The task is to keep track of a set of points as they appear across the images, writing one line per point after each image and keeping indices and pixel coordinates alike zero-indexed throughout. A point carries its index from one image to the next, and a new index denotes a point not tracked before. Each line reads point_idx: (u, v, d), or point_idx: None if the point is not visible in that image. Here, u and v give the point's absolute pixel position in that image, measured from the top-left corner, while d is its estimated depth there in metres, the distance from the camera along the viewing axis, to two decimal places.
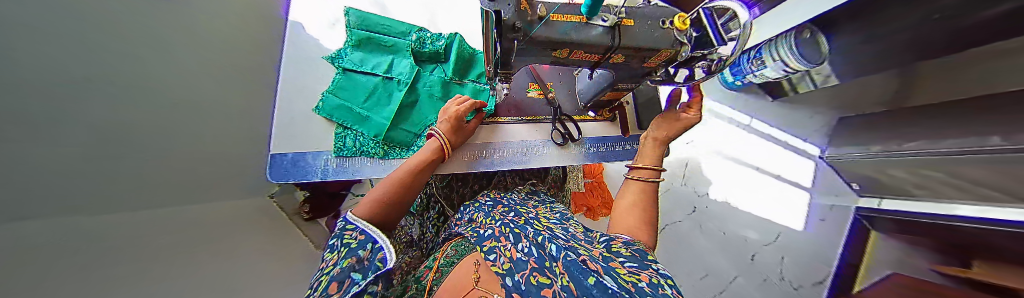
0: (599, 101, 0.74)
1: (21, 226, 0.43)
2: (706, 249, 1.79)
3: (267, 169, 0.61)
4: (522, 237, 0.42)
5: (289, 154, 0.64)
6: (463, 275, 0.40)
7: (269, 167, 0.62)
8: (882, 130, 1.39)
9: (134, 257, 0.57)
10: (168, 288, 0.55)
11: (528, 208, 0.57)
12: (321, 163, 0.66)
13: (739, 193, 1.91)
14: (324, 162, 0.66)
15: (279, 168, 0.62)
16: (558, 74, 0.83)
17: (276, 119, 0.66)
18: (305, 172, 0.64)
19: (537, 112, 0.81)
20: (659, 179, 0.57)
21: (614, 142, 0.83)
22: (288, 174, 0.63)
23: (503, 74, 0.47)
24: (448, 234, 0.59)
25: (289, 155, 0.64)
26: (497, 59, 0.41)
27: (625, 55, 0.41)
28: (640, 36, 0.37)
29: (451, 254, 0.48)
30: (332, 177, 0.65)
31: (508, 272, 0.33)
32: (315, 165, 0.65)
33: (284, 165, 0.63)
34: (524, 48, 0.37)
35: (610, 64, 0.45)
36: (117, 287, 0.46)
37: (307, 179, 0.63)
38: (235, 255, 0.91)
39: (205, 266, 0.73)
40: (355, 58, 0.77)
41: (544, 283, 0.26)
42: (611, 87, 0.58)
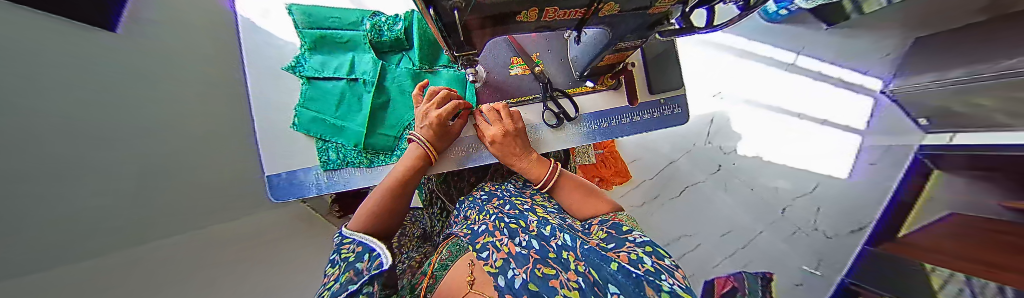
0: (597, 68, 0.63)
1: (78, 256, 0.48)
2: (730, 207, 1.66)
3: (268, 190, 0.64)
4: (520, 231, 0.37)
5: (282, 173, 0.66)
6: (458, 278, 0.36)
7: (270, 188, 0.65)
8: (968, 50, 1.10)
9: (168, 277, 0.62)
10: None
11: (523, 198, 0.54)
12: (313, 178, 0.67)
13: (774, 146, 1.70)
14: (316, 177, 0.67)
15: (279, 188, 0.65)
16: (544, 42, 0.71)
17: (260, 139, 0.66)
18: (301, 189, 0.66)
19: (524, 91, 0.70)
20: (549, 174, 0.51)
21: (620, 115, 0.72)
22: (287, 192, 0.66)
23: (464, 56, 0.38)
24: (447, 232, 0.58)
25: (283, 175, 0.66)
26: (450, 41, 0.32)
27: (618, 4, 0.29)
28: None
29: (446, 257, 0.46)
30: (327, 190, 0.67)
31: (502, 269, 0.28)
32: (308, 181, 0.67)
33: (282, 185, 0.65)
34: (473, 19, 0.26)
35: (602, 18, 0.34)
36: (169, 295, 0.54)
37: (307, 195, 0.66)
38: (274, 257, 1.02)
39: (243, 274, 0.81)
40: (315, 63, 0.71)
41: (550, 275, 0.25)
42: (610, 48, 0.47)
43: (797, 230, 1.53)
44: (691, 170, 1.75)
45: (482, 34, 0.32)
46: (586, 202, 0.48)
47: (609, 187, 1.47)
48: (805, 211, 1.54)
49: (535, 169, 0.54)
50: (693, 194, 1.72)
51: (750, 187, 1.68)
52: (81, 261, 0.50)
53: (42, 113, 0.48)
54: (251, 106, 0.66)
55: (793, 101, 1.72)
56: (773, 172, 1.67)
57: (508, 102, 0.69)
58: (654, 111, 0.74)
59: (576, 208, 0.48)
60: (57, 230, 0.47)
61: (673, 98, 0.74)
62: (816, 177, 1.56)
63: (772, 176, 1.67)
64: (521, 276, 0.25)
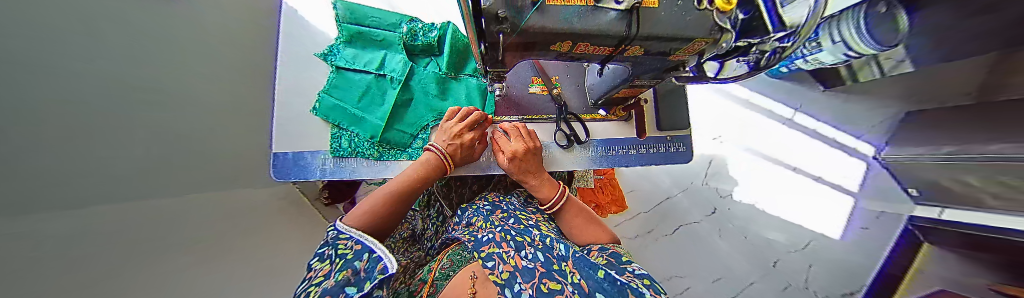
0: (612, 98, 0.66)
1: (99, 199, 0.48)
2: (725, 252, 1.64)
3: (272, 168, 0.64)
4: (526, 244, 0.38)
5: (289, 153, 0.66)
6: (458, 289, 0.37)
7: (274, 166, 0.65)
8: (957, 130, 1.16)
9: (173, 236, 0.61)
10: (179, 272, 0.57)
11: (527, 214, 0.54)
12: (320, 162, 0.67)
13: (771, 196, 1.72)
14: (322, 161, 0.68)
15: (282, 168, 0.65)
16: (565, 67, 0.75)
17: (276, 117, 0.67)
18: (305, 172, 0.66)
19: (540, 110, 0.72)
20: (557, 197, 0.52)
21: (627, 146, 0.74)
22: (290, 172, 0.66)
23: (494, 72, 0.42)
24: (445, 238, 0.57)
25: (290, 154, 0.66)
26: (484, 56, 0.35)
27: (643, 47, 0.33)
28: (662, 23, 0.30)
29: (447, 265, 0.46)
30: (331, 177, 0.67)
31: (507, 283, 0.29)
32: (313, 164, 0.67)
33: (286, 164, 0.66)
34: (515, 43, 0.31)
35: (625, 58, 0.37)
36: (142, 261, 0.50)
37: (308, 179, 0.66)
38: (263, 233, 0.96)
39: (233, 247, 0.78)
40: (348, 55, 0.74)
41: (555, 290, 0.26)
42: (628, 83, 0.50)
43: (789, 285, 1.54)
44: (687, 207, 1.76)
45: (515, 55, 0.35)
46: (591, 228, 0.48)
47: (603, 214, 1.46)
48: (798, 267, 1.56)
49: (545, 190, 0.55)
50: (687, 234, 1.70)
51: (744, 234, 1.67)
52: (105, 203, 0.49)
53: (86, 53, 0.50)
54: (275, 85, 0.69)
55: (791, 155, 1.77)
56: (765, 223, 1.68)
57: (523, 117, 0.71)
58: (661, 146, 0.76)
59: (577, 233, 0.47)
60: (85, 169, 0.46)
61: (680, 137, 0.77)
62: (808, 232, 1.62)
63: (763, 227, 1.67)
64: (529, 290, 0.26)
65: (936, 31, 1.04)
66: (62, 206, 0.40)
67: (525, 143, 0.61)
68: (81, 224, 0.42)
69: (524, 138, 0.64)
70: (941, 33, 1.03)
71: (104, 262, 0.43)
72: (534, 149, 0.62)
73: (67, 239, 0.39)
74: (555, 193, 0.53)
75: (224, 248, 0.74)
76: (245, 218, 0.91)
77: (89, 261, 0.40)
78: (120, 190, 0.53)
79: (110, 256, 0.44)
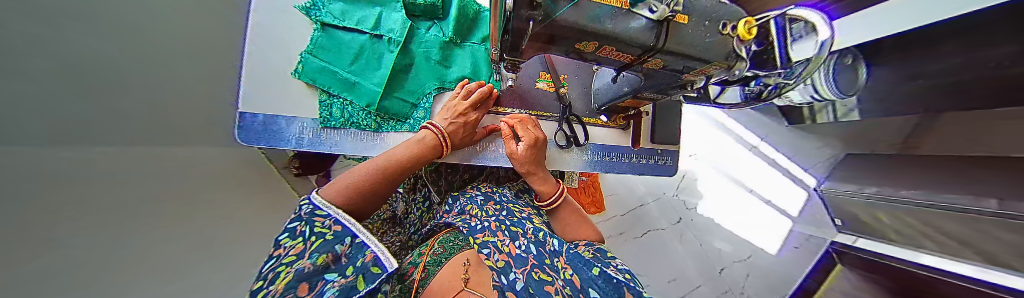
0: (615, 106, 0.68)
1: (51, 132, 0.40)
2: (682, 258, 1.81)
3: (238, 130, 0.57)
4: (519, 235, 0.41)
5: (261, 115, 0.59)
6: (450, 276, 0.38)
7: (238, 128, 0.57)
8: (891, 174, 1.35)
9: (132, 186, 0.52)
10: (136, 229, 0.49)
11: (519, 206, 0.55)
12: (296, 131, 0.61)
13: (730, 214, 1.91)
14: (300, 130, 0.62)
15: (251, 132, 0.58)
16: (574, 67, 0.75)
17: (244, 76, 0.58)
18: (279, 138, 0.60)
19: (544, 106, 0.71)
20: (557, 197, 0.52)
21: (620, 153, 0.77)
22: (261, 137, 0.59)
23: (510, 60, 0.41)
24: (434, 224, 0.57)
25: (261, 117, 0.59)
26: (505, 43, 0.34)
27: (664, 61, 0.35)
28: (686, 41, 0.31)
29: (440, 252, 0.45)
30: (309, 149, 0.62)
31: (502, 270, 0.34)
32: (290, 131, 0.61)
33: (256, 128, 0.58)
34: (542, 33, 0.30)
35: (643, 68, 0.39)
36: (87, 212, 0.41)
37: (281, 147, 0.60)
38: (226, 196, 0.85)
39: (199, 205, 0.70)
40: (335, 10, 0.66)
41: (545, 280, 0.29)
42: (635, 94, 0.52)
43: (729, 290, 1.75)
44: (656, 216, 1.89)
45: (534, 46, 0.35)
46: (584, 226, 0.49)
47: None
48: (739, 276, 1.77)
49: (545, 186, 0.55)
50: (653, 239, 1.84)
51: (700, 243, 1.85)
52: (55, 137, 0.40)
53: None
54: (246, 37, 0.59)
55: (752, 179, 1.95)
56: (719, 236, 1.86)
57: (527, 112, 0.70)
58: (650, 158, 0.80)
59: (569, 231, 0.49)
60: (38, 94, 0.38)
61: (667, 151, 0.81)
62: (754, 248, 1.83)
63: (717, 239, 1.85)
64: (521, 278, 0.31)
65: (894, 87, 1.19)
66: (20, 140, 0.35)
67: (533, 135, 0.61)
68: (25, 156, 0.34)
69: (535, 131, 0.63)
70: (901, 88, 1.17)
71: (67, 207, 0.38)
72: (538, 141, 0.61)
73: (16, 169, 0.32)
74: (557, 192, 0.53)
75: (195, 205, 0.68)
76: (211, 177, 0.81)
77: (47, 205, 0.35)
78: (75, 128, 0.45)
79: (69, 202, 0.39)
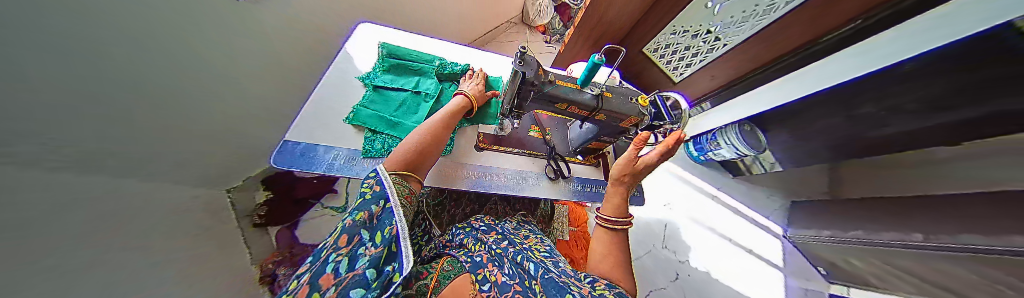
0: (586, 148, 0.89)
1: None
2: None
3: (275, 154, 0.63)
4: (506, 264, 0.48)
5: (303, 143, 0.68)
6: (460, 287, 0.44)
7: (276, 151, 0.64)
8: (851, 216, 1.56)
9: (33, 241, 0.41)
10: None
11: (519, 238, 0.61)
12: (330, 158, 0.69)
13: (721, 264, 1.88)
14: (334, 156, 0.70)
15: (286, 155, 0.64)
16: (555, 122, 0.99)
17: (299, 117, 0.73)
18: (311, 163, 0.66)
19: (536, 148, 0.89)
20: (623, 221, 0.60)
21: (599, 186, 0.90)
22: (294, 161, 0.65)
23: (517, 112, 0.60)
24: (436, 253, 0.62)
25: (302, 144, 0.68)
26: (514, 103, 0.56)
27: (605, 116, 0.57)
28: (616, 104, 0.55)
29: (450, 268, 0.51)
30: (337, 173, 0.67)
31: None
32: (325, 157, 0.68)
33: (294, 153, 0.66)
34: (537, 98, 0.52)
35: (595, 120, 0.60)
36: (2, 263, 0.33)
37: (312, 171, 0.65)
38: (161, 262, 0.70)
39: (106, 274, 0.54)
40: (386, 78, 0.90)
41: None
42: (596, 138, 0.72)
43: None
44: (652, 271, 1.81)
45: (536, 107, 0.57)
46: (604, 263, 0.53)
47: None
48: None
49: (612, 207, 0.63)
50: None
51: None
52: None
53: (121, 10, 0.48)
54: (313, 95, 0.79)
55: (725, 226, 2.09)
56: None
57: (525, 152, 0.87)
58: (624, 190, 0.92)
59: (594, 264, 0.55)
60: None
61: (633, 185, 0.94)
62: None
63: None
64: None
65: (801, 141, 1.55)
66: None
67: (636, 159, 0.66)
68: None
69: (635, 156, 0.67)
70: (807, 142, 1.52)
71: None
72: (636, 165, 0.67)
73: None
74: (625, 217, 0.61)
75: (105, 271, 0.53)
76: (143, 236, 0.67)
77: None
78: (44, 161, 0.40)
79: None
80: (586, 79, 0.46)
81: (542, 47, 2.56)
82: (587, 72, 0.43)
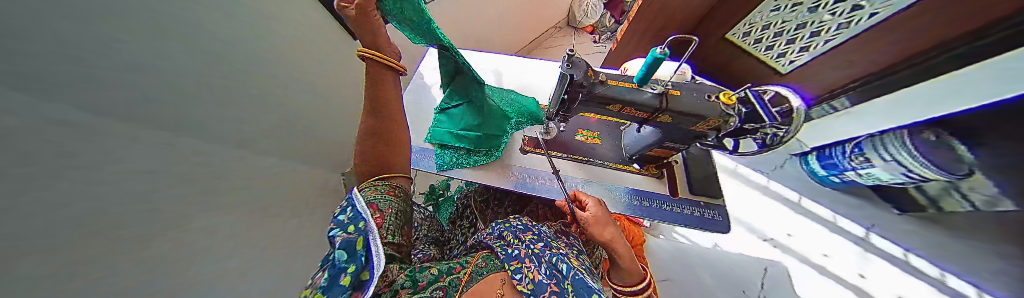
0: (646, 155, 0.76)
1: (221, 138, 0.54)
2: None
3: None
4: (545, 261, 0.47)
5: None
6: (491, 286, 0.46)
7: None
8: None
9: None
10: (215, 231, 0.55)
11: (555, 243, 0.57)
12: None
13: None
14: None
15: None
16: (606, 126, 0.91)
17: (390, 122, 0.92)
18: None
19: (582, 152, 0.83)
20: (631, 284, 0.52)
21: (662, 200, 0.75)
22: None
23: (562, 115, 0.58)
24: (475, 244, 0.66)
25: None
26: (562, 106, 0.54)
27: (672, 116, 0.48)
28: (686, 103, 0.46)
29: (481, 262, 0.52)
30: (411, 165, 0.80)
31: (532, 292, 0.42)
32: None
33: None
34: (586, 99, 0.49)
35: (658, 122, 0.51)
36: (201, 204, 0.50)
37: None
38: None
39: None
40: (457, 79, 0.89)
41: None
42: (660, 144, 0.60)
43: None
44: None
45: (580, 109, 0.53)
46: None
47: None
48: None
49: (628, 271, 0.53)
50: None
51: None
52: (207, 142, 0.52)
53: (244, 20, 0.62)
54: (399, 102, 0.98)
55: (884, 284, 1.36)
56: None
57: (569, 156, 0.82)
58: (694, 208, 0.75)
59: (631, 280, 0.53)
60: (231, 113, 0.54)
61: (713, 205, 0.75)
62: None
63: None
64: None
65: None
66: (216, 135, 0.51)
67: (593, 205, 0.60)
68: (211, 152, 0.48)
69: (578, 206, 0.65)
70: None
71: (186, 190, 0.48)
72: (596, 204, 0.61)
73: None
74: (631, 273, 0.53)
75: None
76: None
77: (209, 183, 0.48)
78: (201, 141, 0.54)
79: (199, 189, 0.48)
80: (645, 76, 0.41)
81: (590, 48, 2.42)
82: (646, 68, 0.38)
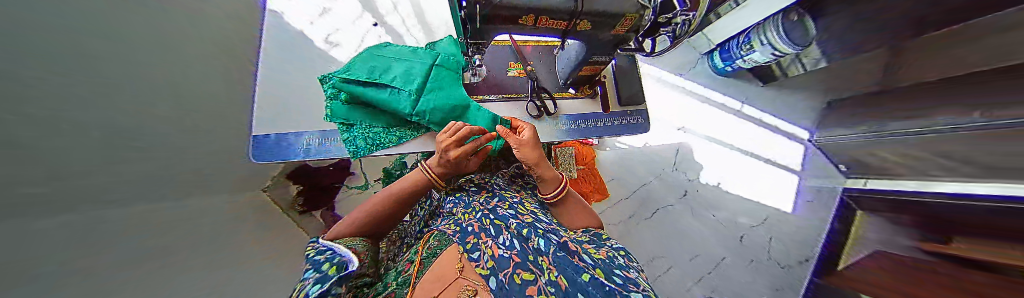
0: (578, 77, 0.75)
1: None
2: (699, 233, 1.74)
3: (252, 150, 0.65)
4: (504, 229, 0.40)
5: (271, 135, 0.68)
6: (441, 267, 0.36)
7: (252, 147, 0.66)
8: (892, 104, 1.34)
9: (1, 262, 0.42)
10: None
11: (510, 193, 0.59)
12: (304, 142, 0.69)
13: (732, 175, 1.89)
14: (306, 142, 0.70)
15: (260, 148, 0.65)
16: (540, 53, 0.84)
17: (257, 110, 0.70)
18: (287, 152, 0.67)
19: (517, 89, 0.79)
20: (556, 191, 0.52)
21: (596, 119, 0.80)
22: (271, 153, 0.66)
23: (474, 44, 0.50)
24: (425, 228, 0.58)
25: (272, 136, 0.68)
26: (468, 29, 0.44)
27: (590, 21, 0.44)
28: (600, 1, 0.40)
29: (431, 244, 0.45)
30: (313, 156, 0.68)
31: (491, 272, 0.30)
32: (298, 144, 0.69)
33: (268, 146, 0.67)
34: (488, 15, 0.40)
35: (577, 32, 0.48)
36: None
37: (290, 159, 0.67)
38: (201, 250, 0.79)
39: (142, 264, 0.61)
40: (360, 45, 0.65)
41: (528, 280, 0.25)
42: (587, 60, 0.60)
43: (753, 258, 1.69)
44: (663, 194, 1.83)
45: (490, 30, 0.44)
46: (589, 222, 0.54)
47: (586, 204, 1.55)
48: (761, 240, 1.74)
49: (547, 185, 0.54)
50: (664, 219, 1.77)
51: (715, 215, 1.80)
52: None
53: None
54: (259, 77, 0.74)
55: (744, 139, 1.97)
56: (732, 208, 1.81)
57: (502, 96, 0.76)
58: (623, 119, 0.83)
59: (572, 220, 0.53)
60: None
61: (639, 111, 0.84)
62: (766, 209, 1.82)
63: (733, 212, 1.81)
64: (504, 280, 0.27)
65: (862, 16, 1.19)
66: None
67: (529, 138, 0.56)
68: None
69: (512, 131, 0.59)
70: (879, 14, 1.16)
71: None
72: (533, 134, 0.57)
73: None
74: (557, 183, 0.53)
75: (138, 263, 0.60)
76: None
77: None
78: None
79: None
80: None
81: None
82: None
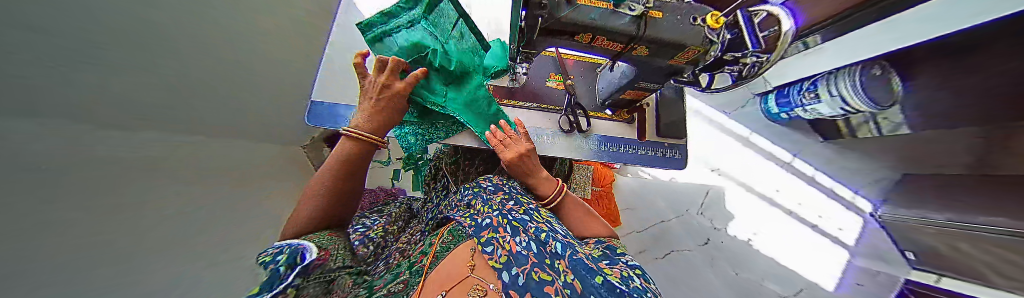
0: (619, 100, 0.73)
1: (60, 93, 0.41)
2: (713, 287, 1.55)
3: (308, 114, 0.71)
4: (521, 231, 0.41)
5: (326, 103, 0.73)
6: (458, 263, 0.43)
7: (309, 112, 0.71)
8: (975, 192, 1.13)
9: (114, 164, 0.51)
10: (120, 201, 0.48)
11: (528, 199, 0.56)
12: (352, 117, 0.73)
13: (766, 233, 1.69)
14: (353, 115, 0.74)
15: (315, 113, 0.71)
16: (582, 69, 0.83)
17: (319, 78, 0.76)
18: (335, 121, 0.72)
19: (554, 101, 0.79)
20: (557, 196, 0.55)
21: (627, 145, 0.77)
22: (322, 120, 0.72)
23: (525, 52, 0.51)
24: (441, 216, 0.65)
25: (326, 104, 0.73)
26: (522, 38, 0.45)
27: (649, 48, 0.43)
28: (665, 29, 0.39)
29: (448, 240, 0.53)
30: None
31: (507, 266, 0.36)
32: (345, 115, 0.73)
33: (321, 112, 0.72)
34: (548, 27, 0.39)
35: (632, 56, 0.46)
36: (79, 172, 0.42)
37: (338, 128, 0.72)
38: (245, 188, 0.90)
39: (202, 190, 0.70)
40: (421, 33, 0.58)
41: (545, 281, 0.30)
42: (633, 85, 0.58)
43: None
44: (680, 235, 1.69)
45: (544, 40, 0.44)
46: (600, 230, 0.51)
47: None
48: None
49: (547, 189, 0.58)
50: (675, 262, 1.62)
51: (736, 271, 1.61)
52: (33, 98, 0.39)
53: None
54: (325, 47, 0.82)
55: (788, 196, 1.75)
56: (759, 267, 1.61)
57: (539, 105, 0.77)
58: (656, 150, 0.78)
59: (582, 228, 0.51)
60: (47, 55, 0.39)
61: (676, 146, 0.79)
62: (801, 281, 1.57)
63: (758, 272, 1.60)
64: (521, 275, 0.33)
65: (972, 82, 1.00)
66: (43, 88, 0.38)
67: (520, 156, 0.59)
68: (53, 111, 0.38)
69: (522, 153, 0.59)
70: None
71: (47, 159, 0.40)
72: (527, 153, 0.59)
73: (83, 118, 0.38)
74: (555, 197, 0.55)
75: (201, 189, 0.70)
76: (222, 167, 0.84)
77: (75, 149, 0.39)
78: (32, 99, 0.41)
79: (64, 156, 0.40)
80: None
81: None
82: None
